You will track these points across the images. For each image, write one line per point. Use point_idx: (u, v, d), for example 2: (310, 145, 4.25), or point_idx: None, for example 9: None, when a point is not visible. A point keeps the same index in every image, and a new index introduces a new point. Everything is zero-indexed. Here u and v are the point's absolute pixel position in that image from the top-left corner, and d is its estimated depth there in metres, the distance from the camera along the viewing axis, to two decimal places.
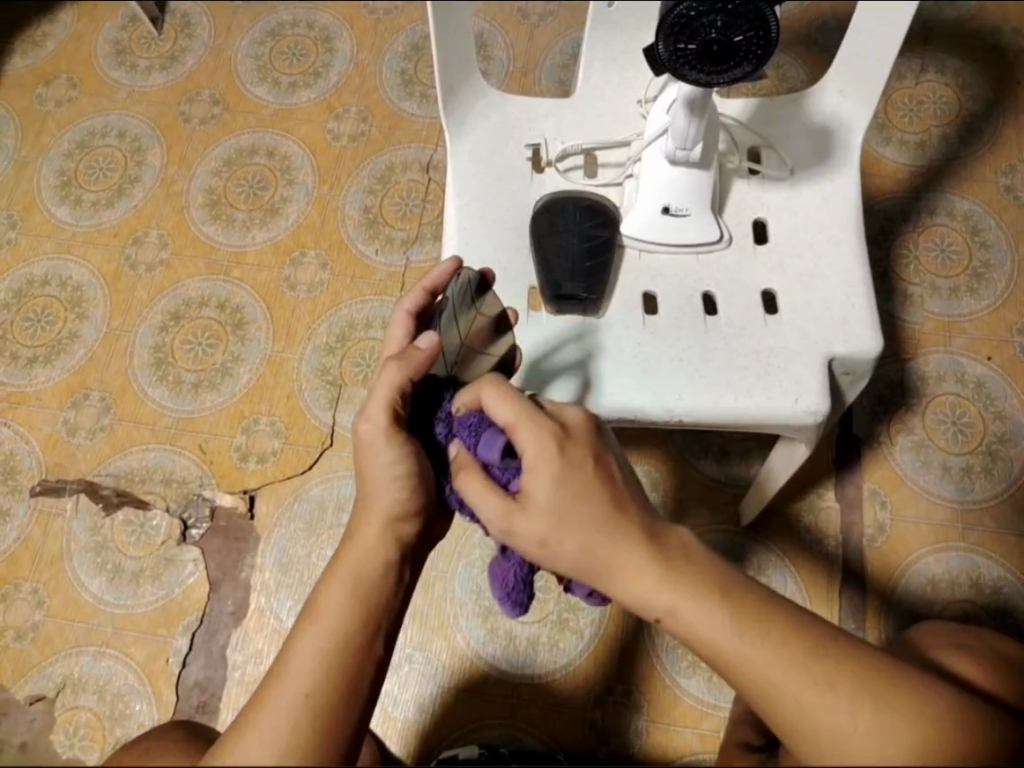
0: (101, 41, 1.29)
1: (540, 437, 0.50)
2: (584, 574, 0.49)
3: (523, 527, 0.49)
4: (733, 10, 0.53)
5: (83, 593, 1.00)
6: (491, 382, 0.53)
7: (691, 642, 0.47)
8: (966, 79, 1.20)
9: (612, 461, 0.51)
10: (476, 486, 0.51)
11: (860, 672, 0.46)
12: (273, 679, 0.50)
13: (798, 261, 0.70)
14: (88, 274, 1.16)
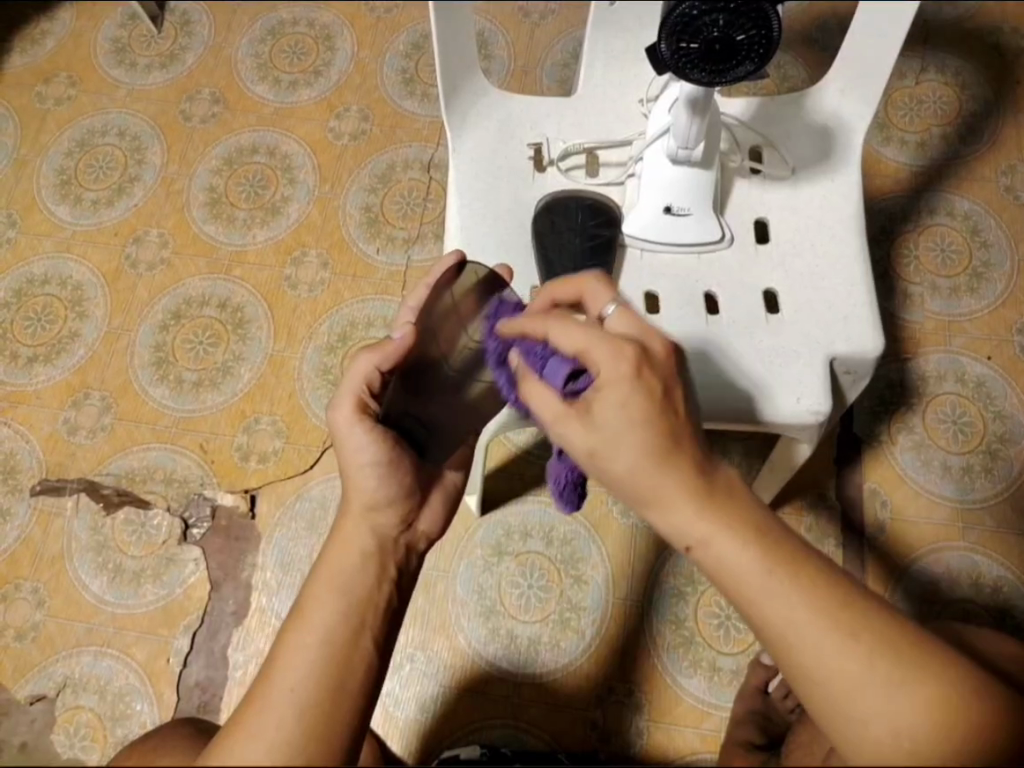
0: (101, 39, 1.29)
1: (615, 356, 0.49)
2: (627, 488, 0.50)
3: (574, 436, 0.51)
4: (735, 9, 0.53)
5: (83, 593, 1.00)
6: (560, 319, 0.53)
7: (719, 577, 0.49)
8: (967, 79, 1.20)
9: (680, 396, 0.50)
10: (536, 394, 0.54)
11: (886, 633, 0.46)
12: (262, 682, 0.50)
13: (799, 260, 0.70)
14: (88, 273, 1.16)
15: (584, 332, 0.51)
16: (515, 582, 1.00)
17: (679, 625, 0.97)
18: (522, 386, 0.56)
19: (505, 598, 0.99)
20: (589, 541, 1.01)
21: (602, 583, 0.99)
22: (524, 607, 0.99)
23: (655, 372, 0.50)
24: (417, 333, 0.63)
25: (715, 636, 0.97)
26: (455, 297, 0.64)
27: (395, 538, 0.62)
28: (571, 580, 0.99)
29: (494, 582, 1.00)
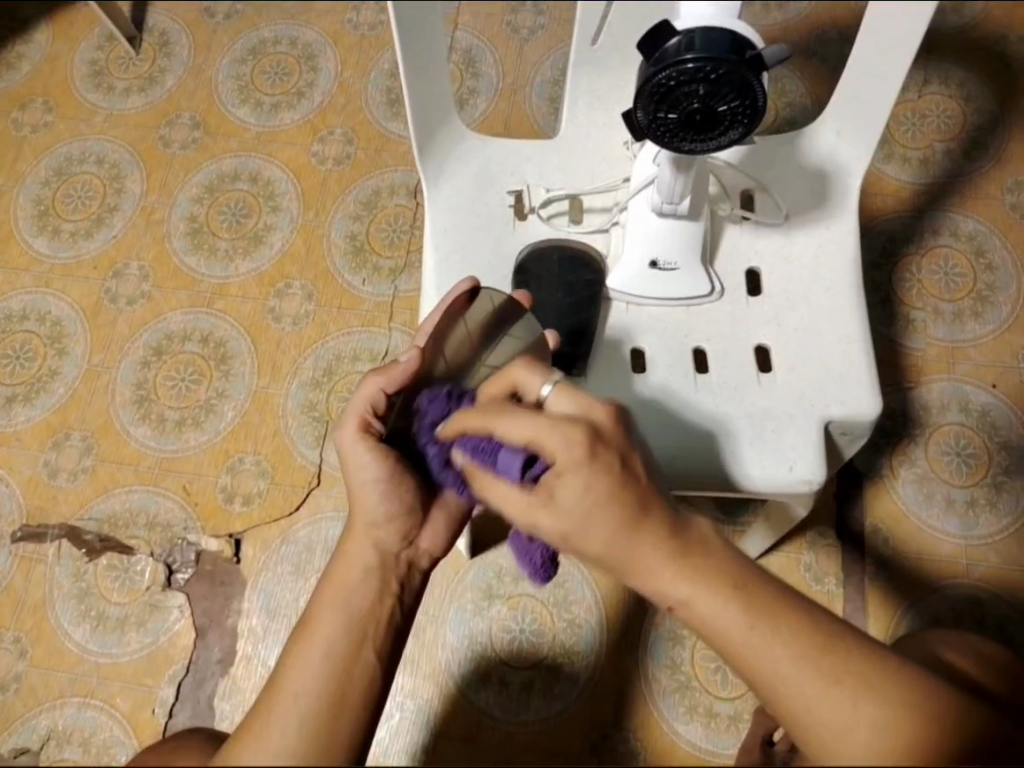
0: (78, 62, 1.26)
1: (567, 440, 0.48)
2: (605, 563, 0.50)
3: (545, 526, 0.49)
4: (716, 80, 0.53)
5: (66, 642, 0.98)
6: (497, 411, 0.51)
7: (701, 628, 0.49)
8: (971, 91, 1.16)
9: (639, 464, 0.49)
10: (499, 492, 0.51)
11: (867, 675, 0.47)
12: (268, 694, 0.52)
13: (792, 316, 0.69)
14: (67, 308, 1.13)
15: (532, 419, 0.49)
16: (507, 627, 0.98)
17: (675, 669, 0.95)
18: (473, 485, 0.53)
19: (497, 643, 0.97)
20: (583, 582, 0.99)
21: (594, 625, 0.97)
22: (515, 651, 0.97)
23: (609, 445, 0.49)
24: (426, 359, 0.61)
25: (711, 681, 0.94)
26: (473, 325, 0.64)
27: (397, 555, 0.61)
28: (563, 623, 0.97)
29: (485, 627, 0.98)
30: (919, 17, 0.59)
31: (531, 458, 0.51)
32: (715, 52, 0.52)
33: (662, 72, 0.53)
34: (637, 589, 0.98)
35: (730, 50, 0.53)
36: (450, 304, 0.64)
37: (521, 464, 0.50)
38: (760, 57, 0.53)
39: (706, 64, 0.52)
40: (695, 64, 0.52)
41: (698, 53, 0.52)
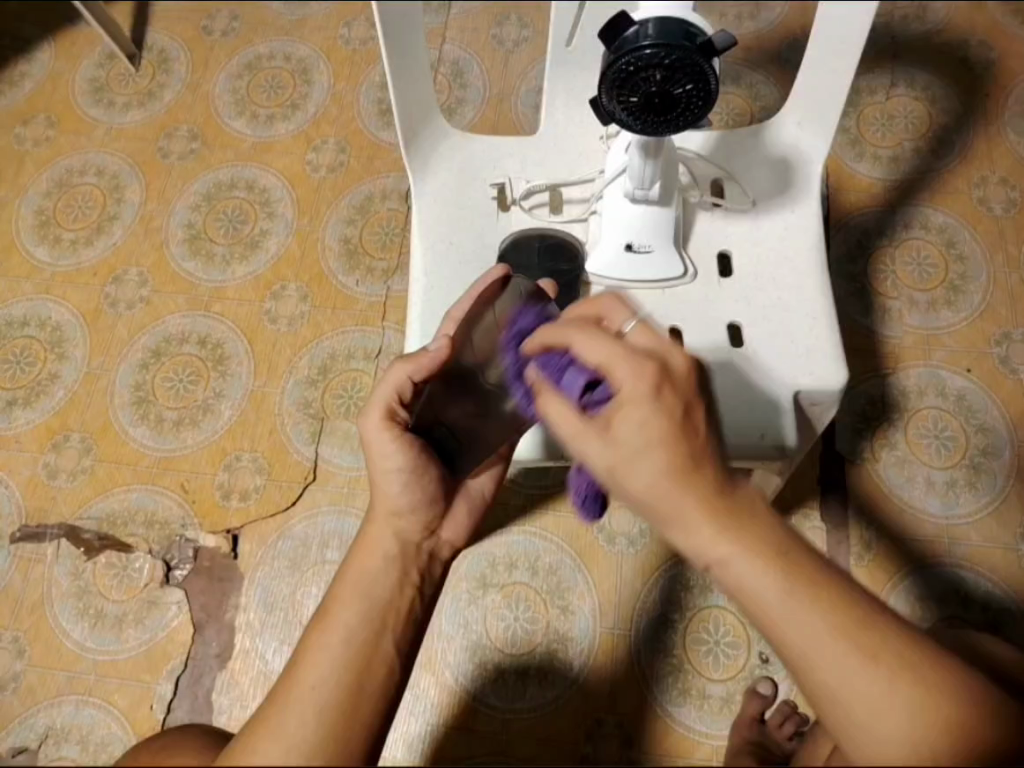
0: (78, 79, 1.30)
1: (636, 372, 0.47)
2: (645, 508, 0.48)
3: (593, 454, 0.48)
4: (671, 65, 0.57)
5: (66, 639, 0.99)
6: (581, 327, 0.50)
7: (737, 594, 0.47)
8: (938, 92, 1.21)
9: (702, 416, 0.48)
10: (554, 407, 0.50)
11: (905, 652, 0.46)
12: (286, 682, 0.53)
13: (761, 294, 0.73)
14: (67, 314, 1.15)
15: (608, 344, 0.48)
16: (501, 616, 0.99)
17: (667, 653, 0.97)
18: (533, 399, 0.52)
19: (492, 632, 0.99)
20: (577, 570, 1.01)
21: (589, 613, 0.99)
22: (511, 640, 0.98)
23: (677, 389, 0.47)
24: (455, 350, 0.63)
25: (703, 664, 0.96)
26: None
27: (418, 544, 0.63)
28: (558, 610, 0.99)
29: (480, 616, 0.99)
30: (864, 15, 0.63)
31: (598, 379, 0.51)
32: (670, 38, 0.56)
33: (622, 58, 0.57)
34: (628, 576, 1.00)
35: (683, 37, 0.57)
36: (481, 292, 0.65)
37: (586, 384, 0.51)
38: (710, 43, 0.57)
39: (661, 50, 0.56)
40: (651, 50, 0.56)
41: (654, 40, 0.56)
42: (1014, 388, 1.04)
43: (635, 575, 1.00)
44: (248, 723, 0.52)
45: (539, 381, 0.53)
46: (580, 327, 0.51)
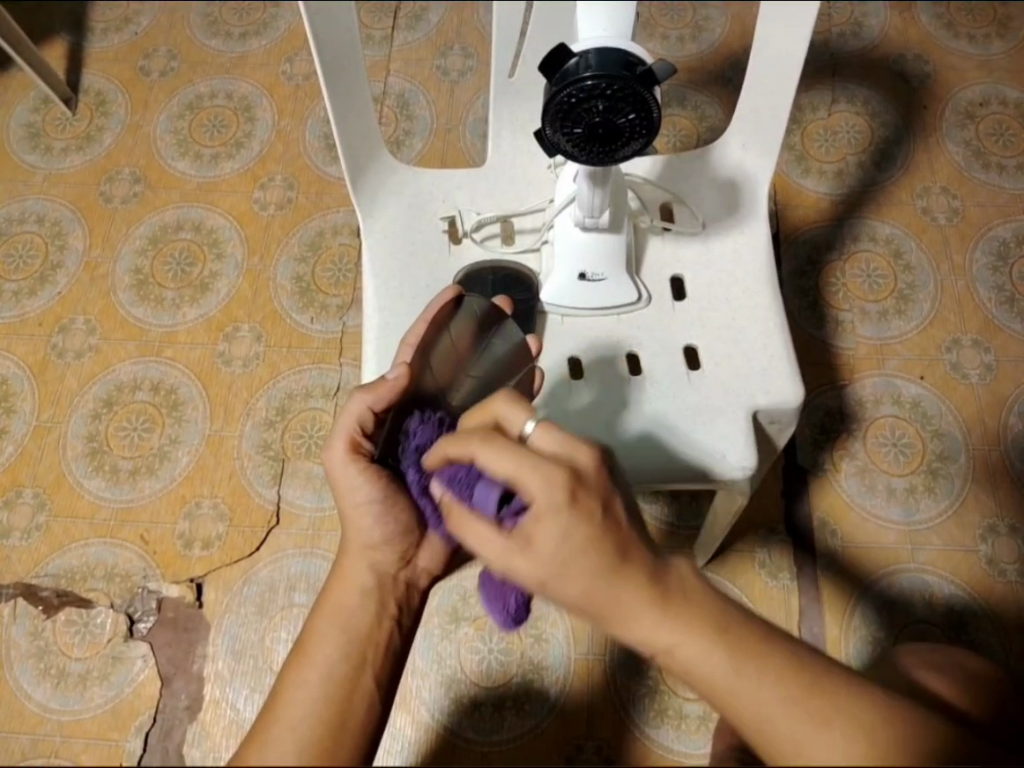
0: (14, 125, 1.27)
1: (547, 482, 0.46)
2: (586, 613, 0.47)
3: (522, 570, 0.46)
4: (613, 96, 0.57)
5: (25, 703, 0.96)
6: (482, 439, 0.49)
7: (687, 676, 0.47)
8: (876, 106, 1.24)
9: (621, 507, 0.48)
10: (476, 529, 0.48)
11: (856, 714, 0.46)
12: (263, 723, 0.51)
13: (715, 315, 0.74)
14: (13, 366, 1.12)
15: (515, 456, 0.47)
16: (475, 648, 0.98)
17: (642, 675, 0.96)
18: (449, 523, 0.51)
19: (467, 664, 0.97)
20: (548, 597, 1.00)
21: (563, 639, 0.98)
22: (486, 672, 0.97)
23: (591, 492, 0.47)
24: (411, 376, 0.61)
25: (679, 683, 0.96)
26: (454, 336, 0.66)
27: (396, 576, 0.62)
28: (532, 639, 0.98)
29: (454, 650, 0.98)
30: (801, 39, 0.65)
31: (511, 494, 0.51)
32: (609, 69, 0.56)
33: (564, 90, 0.57)
34: None
35: (622, 67, 0.57)
36: (435, 314, 0.65)
37: (499, 497, 0.51)
38: (650, 73, 0.57)
39: (603, 81, 0.56)
40: (591, 81, 0.56)
41: (595, 71, 0.57)
42: (965, 393, 1.07)
43: None
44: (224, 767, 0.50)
45: (452, 503, 0.52)
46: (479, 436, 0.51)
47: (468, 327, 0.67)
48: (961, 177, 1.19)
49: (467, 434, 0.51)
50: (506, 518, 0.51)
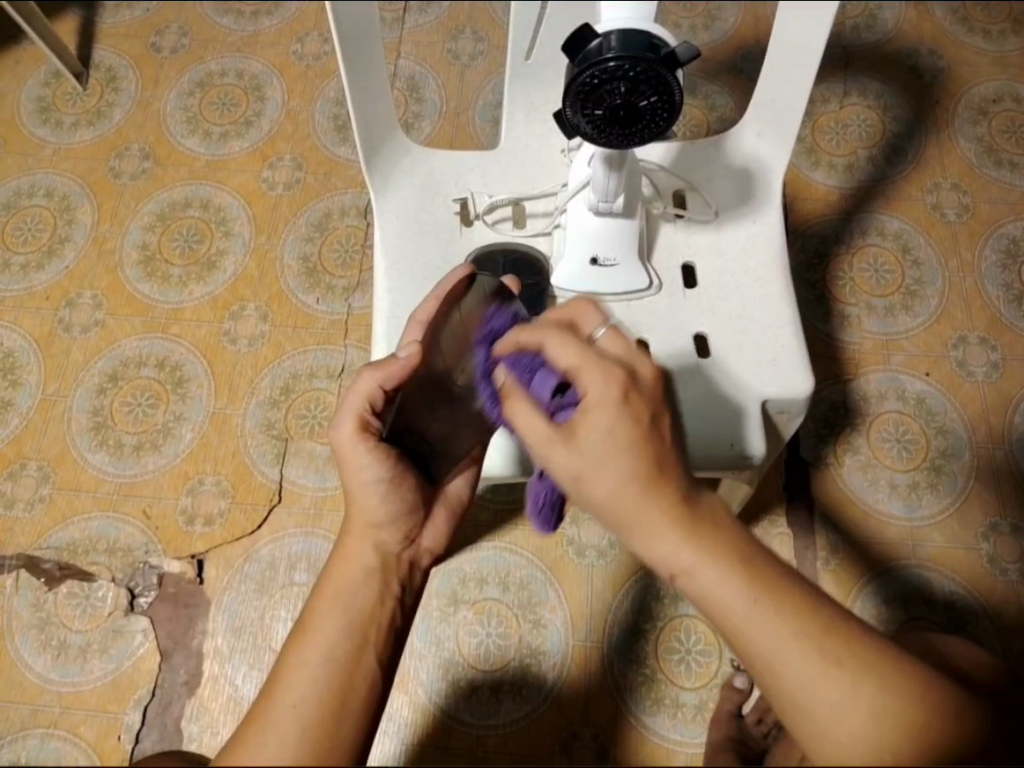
0: (24, 98, 1.27)
1: (604, 380, 0.48)
2: (609, 514, 0.49)
3: (559, 460, 0.49)
4: (635, 77, 0.57)
5: (26, 673, 0.97)
6: (558, 331, 0.52)
7: (706, 605, 0.48)
8: (889, 100, 1.23)
9: (668, 424, 0.49)
10: (525, 414, 0.52)
11: (869, 657, 0.46)
12: (265, 699, 0.52)
13: (726, 304, 0.74)
14: (19, 339, 1.13)
15: (579, 349, 0.50)
16: (473, 632, 0.99)
17: (640, 664, 0.97)
18: (504, 404, 0.54)
19: (465, 648, 0.98)
20: (547, 584, 1.00)
21: (561, 625, 0.99)
22: (484, 655, 0.98)
23: (643, 398, 0.49)
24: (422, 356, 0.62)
25: (676, 673, 0.96)
26: (465, 314, 0.64)
27: (399, 555, 0.62)
28: (530, 624, 0.99)
29: (452, 633, 0.99)
30: (821, 29, 0.64)
31: (568, 384, 0.53)
32: (633, 50, 0.56)
33: (586, 70, 0.57)
34: (599, 588, 1.00)
35: (646, 49, 0.57)
36: (446, 292, 0.64)
37: (555, 387, 0.53)
38: (674, 56, 0.57)
39: (626, 62, 0.56)
40: (614, 63, 0.56)
41: (618, 52, 0.56)
42: (971, 390, 1.06)
43: (606, 586, 1.00)
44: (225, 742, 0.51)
45: (511, 386, 0.55)
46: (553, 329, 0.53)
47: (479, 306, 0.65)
48: (972, 173, 1.18)
49: (544, 326, 0.53)
50: (560, 409, 0.54)
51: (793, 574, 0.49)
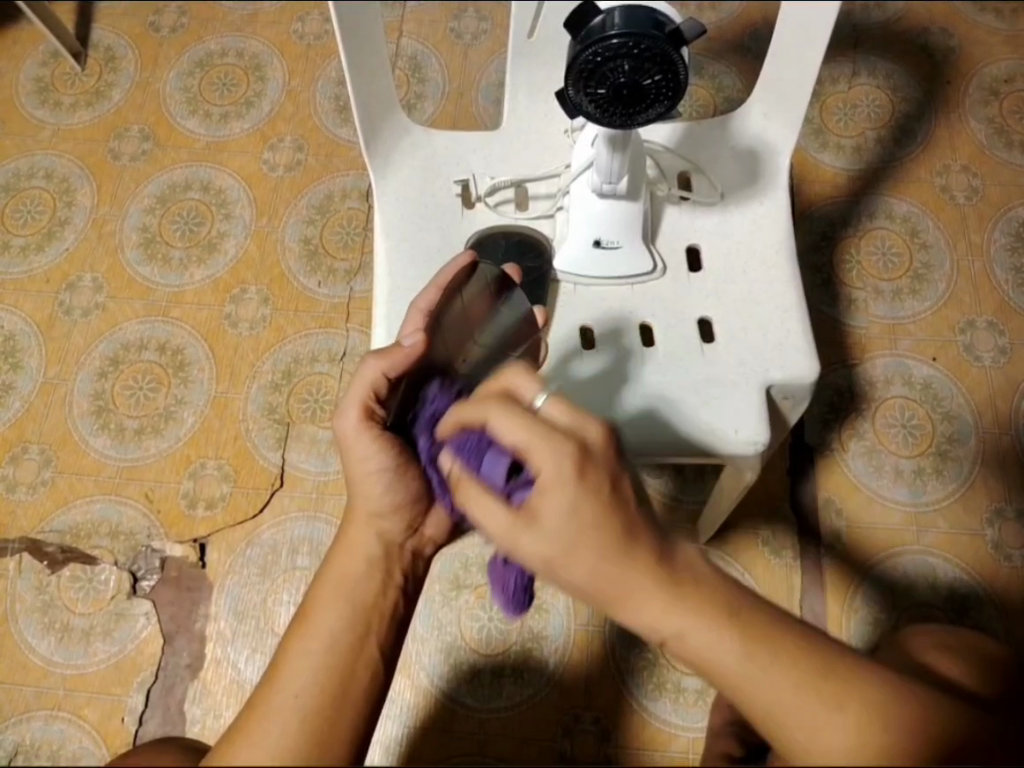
0: (23, 79, 1.25)
1: (559, 458, 0.47)
2: (590, 596, 0.48)
3: (527, 547, 0.48)
4: (639, 55, 0.56)
5: (30, 656, 0.97)
6: (499, 403, 0.51)
7: (697, 665, 0.46)
8: (899, 81, 1.21)
9: (628, 484, 0.49)
10: (481, 501, 0.50)
11: (872, 696, 0.44)
12: (265, 688, 0.51)
13: (732, 288, 0.73)
14: (19, 323, 1.12)
15: (529, 425, 0.49)
16: (476, 616, 0.99)
17: (642, 648, 0.96)
18: (455, 493, 0.53)
19: (467, 633, 0.98)
20: None
21: (563, 610, 0.98)
22: (486, 640, 0.98)
23: (599, 467, 0.48)
24: (427, 344, 0.62)
25: (678, 657, 0.96)
26: (466, 300, 0.67)
27: (402, 546, 0.61)
28: (532, 609, 0.99)
29: (455, 617, 0.99)
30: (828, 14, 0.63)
31: (520, 464, 0.53)
32: (638, 27, 0.55)
33: (588, 48, 0.56)
34: None
35: (651, 26, 0.55)
36: (447, 281, 0.64)
37: (507, 468, 0.53)
38: (679, 33, 0.56)
39: (629, 40, 0.55)
40: (618, 40, 0.55)
41: (621, 29, 0.55)
42: (978, 376, 1.05)
43: None
44: (226, 731, 0.51)
45: (459, 473, 0.54)
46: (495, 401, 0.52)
47: (483, 294, 0.68)
48: (982, 155, 1.16)
49: (482, 400, 0.52)
50: (512, 490, 0.52)
51: (783, 612, 0.47)
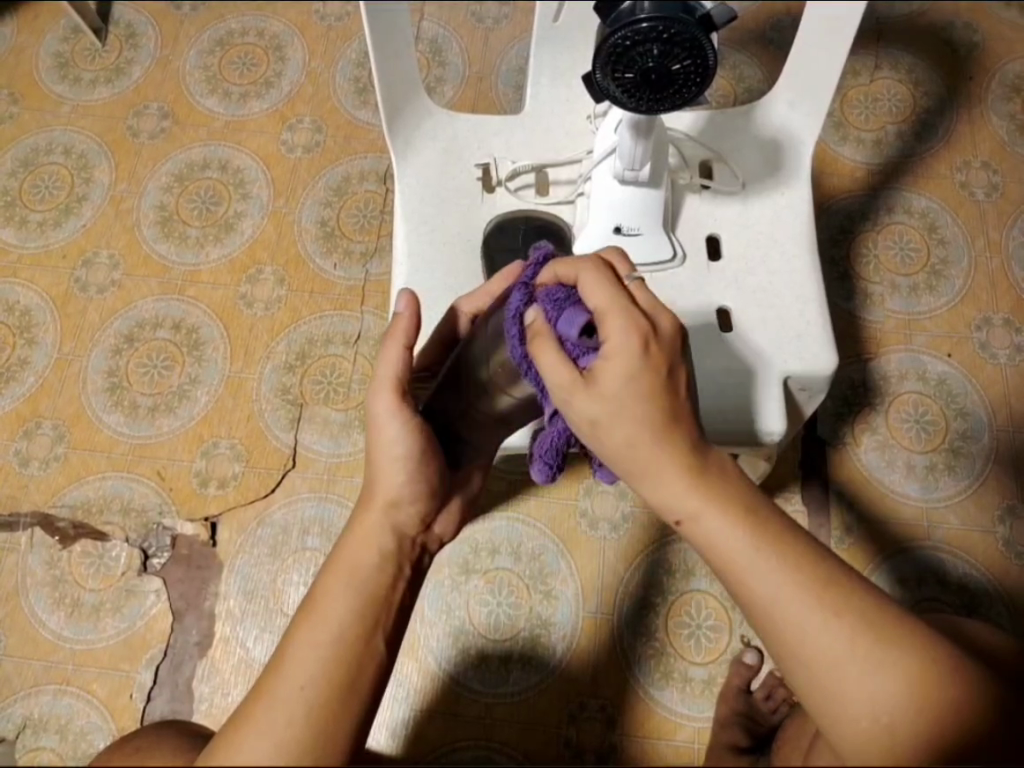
0: (42, 54, 1.25)
1: (626, 330, 0.50)
2: (624, 462, 0.52)
3: (581, 405, 0.51)
4: (669, 39, 0.55)
5: (41, 629, 0.98)
6: (593, 264, 0.53)
7: (710, 553, 0.51)
8: (921, 75, 1.20)
9: (683, 377, 0.52)
10: (549, 357, 0.52)
11: (875, 625, 0.48)
12: (272, 675, 0.52)
13: (751, 278, 0.73)
14: (36, 297, 1.13)
15: (613, 290, 0.51)
16: (482, 603, 0.99)
17: (650, 637, 0.97)
18: (532, 342, 0.53)
19: (473, 619, 0.98)
20: (558, 555, 1.00)
21: (570, 597, 0.99)
22: (492, 626, 0.98)
23: (663, 347, 0.51)
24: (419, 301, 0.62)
25: (685, 647, 0.96)
26: None
27: (413, 538, 0.61)
28: (538, 597, 0.99)
29: (460, 603, 0.99)
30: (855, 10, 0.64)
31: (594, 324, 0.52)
32: (667, 11, 0.55)
33: (618, 32, 0.55)
34: (611, 563, 1.00)
35: (681, 10, 0.55)
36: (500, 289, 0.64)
37: (582, 326, 0.52)
38: (710, 18, 0.56)
39: (659, 24, 0.55)
40: (647, 24, 0.55)
41: (651, 13, 0.55)
42: (993, 373, 1.05)
43: (617, 562, 1.00)
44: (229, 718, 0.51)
45: (538, 316, 0.54)
46: (590, 262, 0.53)
47: None
48: (1003, 151, 1.15)
49: (581, 258, 0.54)
50: (575, 350, 0.53)
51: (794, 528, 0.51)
